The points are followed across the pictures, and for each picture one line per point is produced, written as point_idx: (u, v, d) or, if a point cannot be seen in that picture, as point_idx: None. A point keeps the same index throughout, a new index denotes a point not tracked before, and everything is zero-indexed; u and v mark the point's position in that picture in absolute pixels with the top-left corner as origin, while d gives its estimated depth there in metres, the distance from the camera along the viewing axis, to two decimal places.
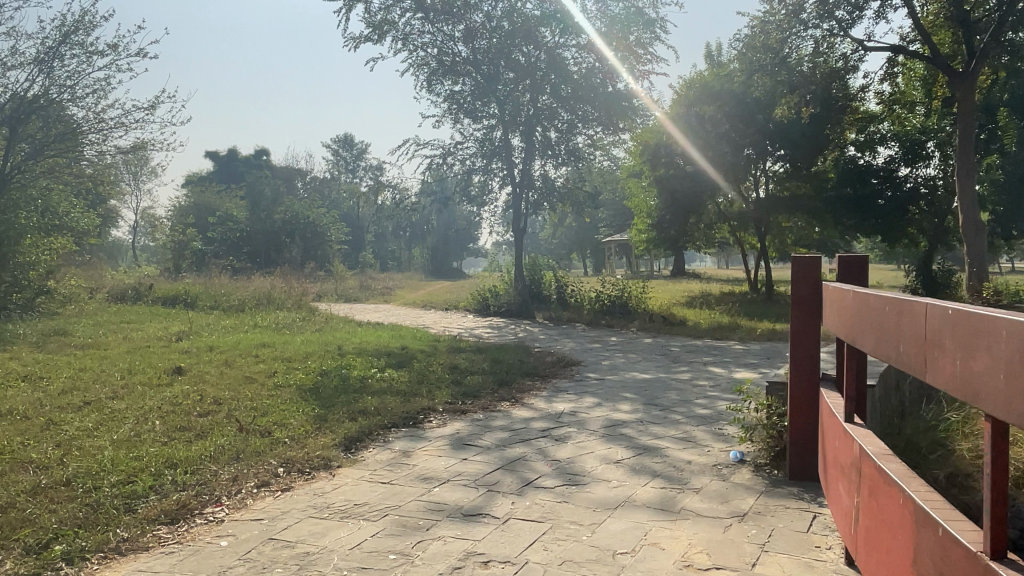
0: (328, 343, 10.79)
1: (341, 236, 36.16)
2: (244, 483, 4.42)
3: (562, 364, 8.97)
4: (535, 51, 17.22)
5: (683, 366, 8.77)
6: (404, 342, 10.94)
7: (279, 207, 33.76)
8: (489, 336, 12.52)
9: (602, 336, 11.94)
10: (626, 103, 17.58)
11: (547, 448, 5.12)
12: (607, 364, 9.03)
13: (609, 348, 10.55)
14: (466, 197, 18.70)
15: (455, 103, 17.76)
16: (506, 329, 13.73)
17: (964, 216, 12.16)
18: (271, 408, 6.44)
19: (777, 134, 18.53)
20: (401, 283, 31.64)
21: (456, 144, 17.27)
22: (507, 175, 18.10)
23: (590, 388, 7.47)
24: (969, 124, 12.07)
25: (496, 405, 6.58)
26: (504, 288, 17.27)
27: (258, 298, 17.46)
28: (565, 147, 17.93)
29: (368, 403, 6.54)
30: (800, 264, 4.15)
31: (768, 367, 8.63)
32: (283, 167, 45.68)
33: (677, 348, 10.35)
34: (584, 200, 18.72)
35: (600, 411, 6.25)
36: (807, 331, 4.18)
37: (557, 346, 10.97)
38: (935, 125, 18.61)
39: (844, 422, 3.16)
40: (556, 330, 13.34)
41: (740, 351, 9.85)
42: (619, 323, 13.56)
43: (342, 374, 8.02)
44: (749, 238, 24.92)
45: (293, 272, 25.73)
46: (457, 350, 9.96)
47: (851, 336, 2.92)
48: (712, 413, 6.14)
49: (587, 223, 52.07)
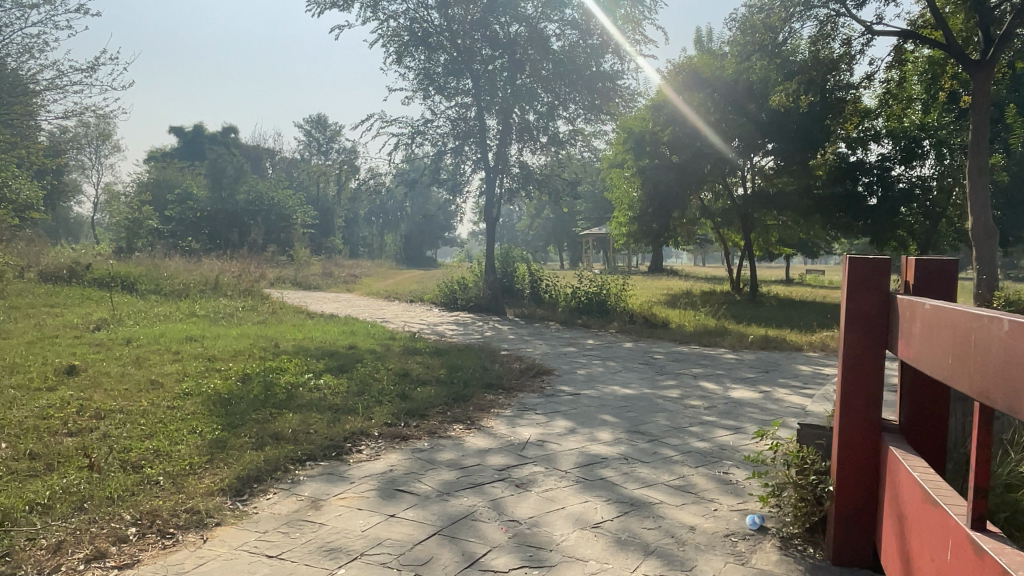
0: (265, 339, 9.40)
1: (307, 220, 34.55)
2: (68, 555, 3.15)
3: (531, 373, 7.70)
4: (513, 24, 15.86)
5: (670, 379, 7.56)
6: (353, 340, 9.61)
7: (242, 186, 32.07)
8: (453, 335, 11.23)
9: (578, 339, 10.73)
10: (609, 85, 16.35)
11: (504, 500, 3.86)
12: (582, 375, 7.78)
13: (586, 354, 9.32)
14: (437, 181, 17.37)
15: (425, 78, 16.36)
16: (472, 326, 12.43)
17: (975, 218, 11.12)
18: (162, 429, 5.15)
19: (770, 125, 17.48)
20: (368, 271, 30.17)
21: (425, 122, 15.86)
22: (481, 158, 16.80)
23: (562, 406, 6.22)
24: (982, 116, 10.95)
25: (446, 430, 5.29)
26: (473, 281, 15.98)
27: (204, 283, 16.04)
28: (544, 132, 16.64)
29: (289, 423, 5.24)
30: (862, 269, 2.99)
31: (768, 381, 7.47)
32: (251, 146, 43.66)
33: (661, 355, 9.14)
34: (562, 186, 17.57)
35: (574, 442, 5.01)
36: (867, 364, 3.00)
37: (527, 349, 9.69)
38: (934, 123, 17.35)
39: (972, 531, 1.88)
40: (527, 329, 12.08)
41: (733, 361, 8.66)
42: (597, 323, 12.36)
43: (266, 382, 6.67)
44: (733, 236, 23.90)
45: (251, 257, 24.16)
46: (412, 352, 8.65)
47: (1010, 396, 1.66)
48: (712, 447, 4.93)
49: (565, 214, 50.94)
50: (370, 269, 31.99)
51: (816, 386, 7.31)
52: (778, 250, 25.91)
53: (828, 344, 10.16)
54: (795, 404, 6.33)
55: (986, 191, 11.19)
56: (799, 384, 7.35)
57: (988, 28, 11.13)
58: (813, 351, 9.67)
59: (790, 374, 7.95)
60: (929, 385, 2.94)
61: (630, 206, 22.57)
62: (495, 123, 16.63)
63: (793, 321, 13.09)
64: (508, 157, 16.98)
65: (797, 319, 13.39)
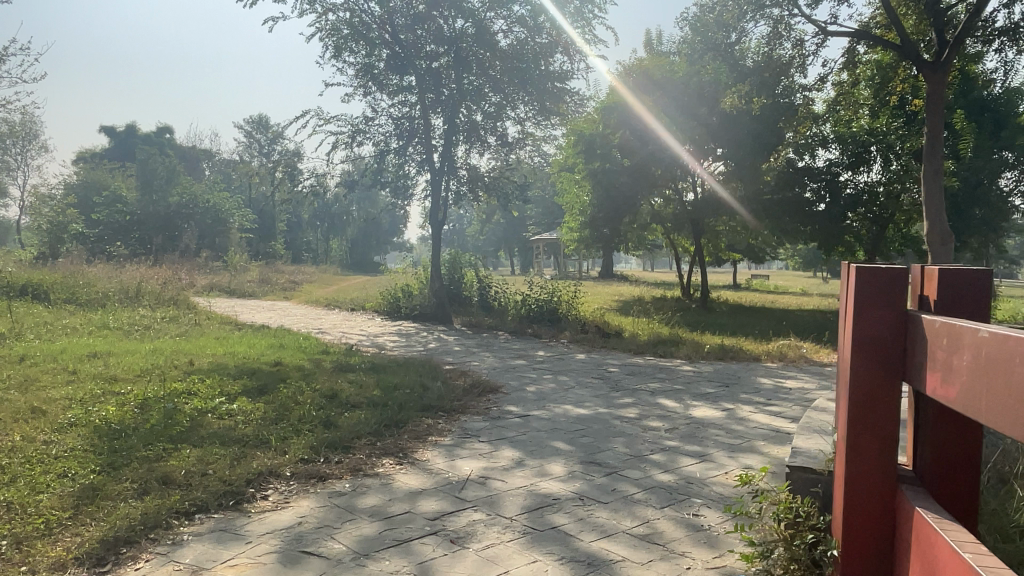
0: (181, 356, 8.44)
1: (246, 224, 33.13)
2: None
3: (475, 391, 6.98)
4: (459, 20, 15.22)
5: (626, 396, 6.94)
6: (280, 355, 8.72)
7: (175, 188, 30.50)
8: (393, 347, 10.41)
9: (527, 350, 10.08)
10: (559, 85, 15.82)
11: (434, 563, 3.15)
12: (531, 393, 7.10)
13: (535, 367, 8.65)
14: (380, 183, 16.52)
15: (366, 74, 15.52)
16: (414, 337, 11.65)
17: (930, 223, 10.88)
18: (26, 472, 4.28)
19: (721, 129, 17.44)
20: (311, 277, 28.97)
21: (366, 120, 15.02)
22: (426, 160, 16.06)
23: (509, 431, 5.52)
24: (937, 119, 10.78)
25: (373, 466, 4.53)
26: (418, 288, 15.20)
27: (125, 292, 14.82)
28: (491, 133, 15.98)
29: (184, 462, 4.45)
30: (872, 283, 2.41)
31: (731, 396, 6.91)
32: (187, 146, 41.79)
33: (615, 368, 8.54)
34: (512, 190, 16.97)
35: (521, 479, 4.33)
36: (879, 400, 2.42)
37: (473, 363, 8.96)
38: (883, 127, 17.28)
39: None
40: (473, 339, 11.35)
41: (692, 374, 8.12)
42: (548, 333, 11.75)
43: (170, 409, 5.80)
44: (683, 241, 23.68)
45: (182, 263, 22.77)
46: (344, 367, 7.83)
47: None
48: (678, 482, 4.30)
49: (515, 218, 50.48)
50: (313, 275, 30.78)
51: (782, 400, 6.80)
52: (728, 255, 25.79)
53: (787, 353, 9.73)
54: (764, 424, 5.76)
55: (941, 196, 11.00)
56: (764, 399, 6.81)
57: (942, 28, 10.97)
58: (772, 361, 9.23)
59: (752, 387, 7.44)
60: (959, 427, 2.35)
61: (581, 211, 22.12)
62: (441, 122, 15.94)
63: (748, 328, 12.73)
64: (455, 158, 16.30)
65: (751, 327, 13.04)
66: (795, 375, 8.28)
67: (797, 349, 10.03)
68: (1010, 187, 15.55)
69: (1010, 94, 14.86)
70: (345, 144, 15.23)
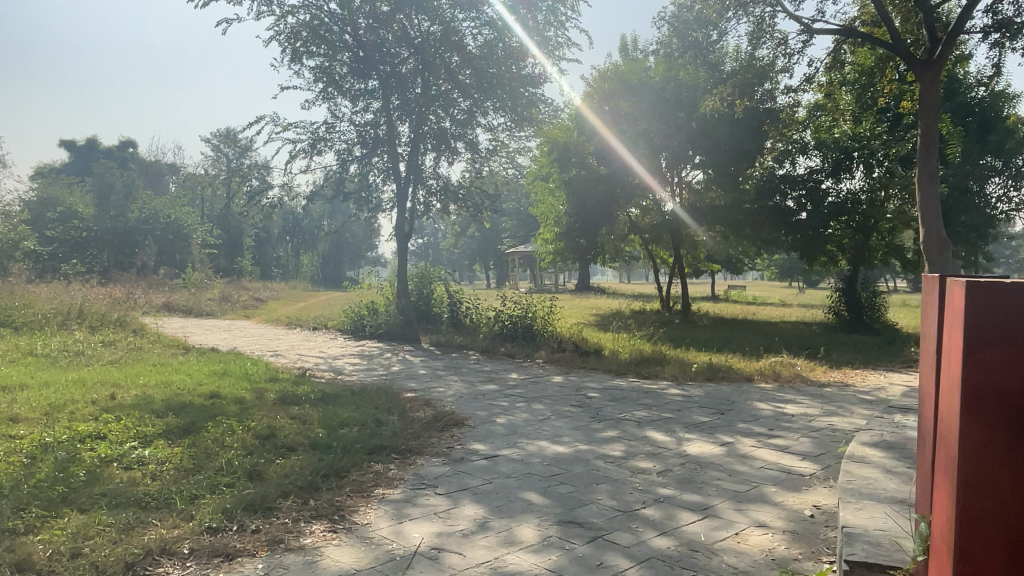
0: (104, 389, 7.41)
1: (210, 239, 31.85)
2: None
3: (437, 427, 6.06)
4: (426, 22, 14.40)
5: (609, 428, 6.07)
6: (220, 384, 7.73)
7: (134, 202, 29.23)
8: (352, 371, 9.44)
9: (499, 373, 9.20)
10: (532, 92, 15.05)
11: None
12: (501, 427, 6.20)
13: (506, 393, 7.75)
14: (343, 194, 15.58)
15: (327, 80, 14.62)
16: (377, 358, 10.68)
17: (927, 231, 10.22)
18: None
19: (699, 136, 16.87)
20: (277, 294, 27.83)
21: (327, 127, 14.10)
22: (393, 171, 15.20)
23: (472, 479, 4.62)
24: (932, 120, 10.17)
25: (298, 536, 3.63)
26: (384, 304, 14.24)
27: (65, 313, 13.65)
28: (462, 141, 15.16)
29: (53, 538, 3.51)
30: (989, 299, 1.59)
31: (728, 426, 6.07)
32: (150, 160, 40.47)
33: (595, 393, 7.66)
34: (483, 201, 16.13)
35: (484, 550, 3.45)
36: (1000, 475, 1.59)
37: (438, 389, 8.05)
38: (866, 132, 16.02)
39: None
40: (441, 361, 10.42)
41: (681, 399, 7.29)
42: (522, 352, 10.88)
43: (65, 460, 4.83)
44: (662, 253, 23.03)
45: (136, 281, 21.55)
46: (288, 398, 6.88)
47: None
48: (680, 550, 3.44)
49: (490, 230, 49.70)
50: (279, 291, 29.63)
51: (786, 430, 5.96)
52: (708, 266, 25.17)
53: (781, 372, 8.94)
54: (771, 464, 4.91)
55: (938, 201, 10.39)
56: (765, 429, 5.98)
57: (932, 26, 10.38)
58: (766, 382, 8.44)
59: (750, 414, 6.64)
60: None
61: (558, 222, 21.34)
62: (407, 130, 15.11)
63: (735, 344, 11.98)
64: (423, 167, 15.45)
65: (738, 342, 12.29)
66: (793, 398, 7.47)
67: (790, 367, 9.25)
68: (999, 193, 14.98)
69: (995, 97, 14.47)
70: (305, 153, 14.29)
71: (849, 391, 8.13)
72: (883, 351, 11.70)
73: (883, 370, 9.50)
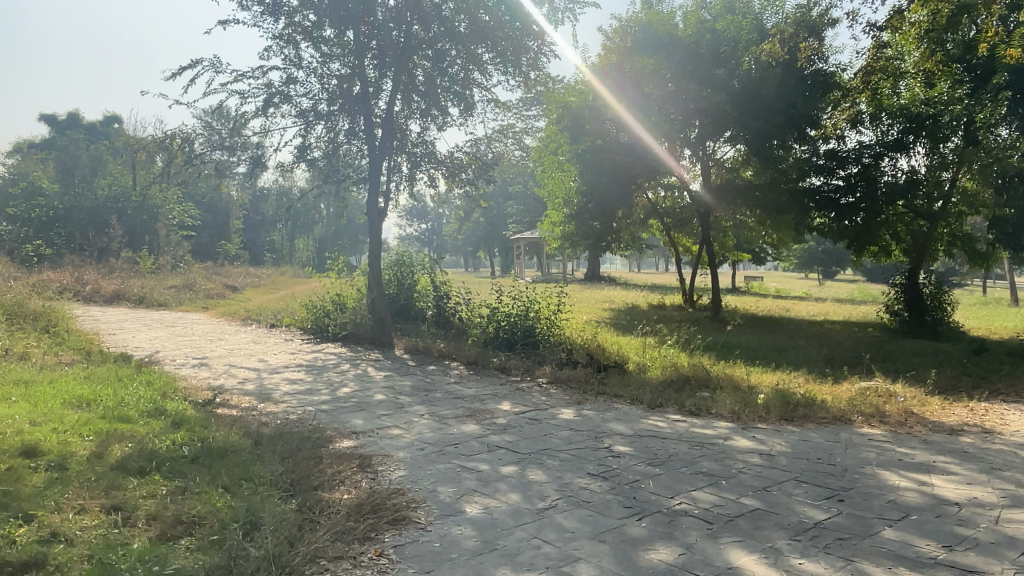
0: None
1: (188, 220, 29.30)
2: None
3: (354, 533, 3.45)
4: None
5: (658, 539, 3.42)
6: (57, 427, 5.09)
7: (105, 178, 26.83)
8: (281, 397, 6.79)
9: (485, 401, 6.61)
10: (541, 43, 12.35)
11: None
12: (470, 530, 3.56)
13: (490, 446, 5.10)
14: (306, 163, 12.80)
15: (286, 21, 11.79)
16: (328, 373, 8.09)
17: None
18: None
19: (740, 100, 13.96)
20: (258, 280, 25.32)
21: (280, 75, 11.38)
22: (365, 136, 12.45)
23: None
24: None
25: None
26: (353, 299, 11.61)
27: None
28: (455, 102, 12.44)
29: None
30: None
31: (869, 540, 3.43)
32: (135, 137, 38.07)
33: (625, 449, 5.00)
34: (477, 176, 13.49)
35: None
36: None
37: (390, 434, 5.44)
38: (941, 96, 12.95)
39: None
40: (410, 379, 7.79)
41: (761, 464, 4.66)
42: (519, 367, 8.28)
43: None
44: (683, 240, 20.32)
45: (91, 266, 19.09)
46: (131, 463, 4.26)
47: None
48: None
49: (494, 213, 46.98)
50: (262, 277, 27.18)
51: (974, 552, 3.33)
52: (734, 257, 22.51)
53: (885, 409, 6.25)
54: None
55: None
56: (936, 550, 3.35)
57: None
58: (870, 427, 5.80)
59: (888, 501, 3.98)
60: None
61: (569, 204, 18.64)
62: (388, 86, 12.36)
63: (792, 357, 9.34)
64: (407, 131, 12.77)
65: (794, 353, 9.62)
66: (931, 464, 4.80)
67: (892, 401, 6.53)
68: None
69: None
70: (259, 111, 11.64)
71: (1002, 444, 5.46)
72: (988, 370, 8.99)
73: (1018, 404, 6.84)
